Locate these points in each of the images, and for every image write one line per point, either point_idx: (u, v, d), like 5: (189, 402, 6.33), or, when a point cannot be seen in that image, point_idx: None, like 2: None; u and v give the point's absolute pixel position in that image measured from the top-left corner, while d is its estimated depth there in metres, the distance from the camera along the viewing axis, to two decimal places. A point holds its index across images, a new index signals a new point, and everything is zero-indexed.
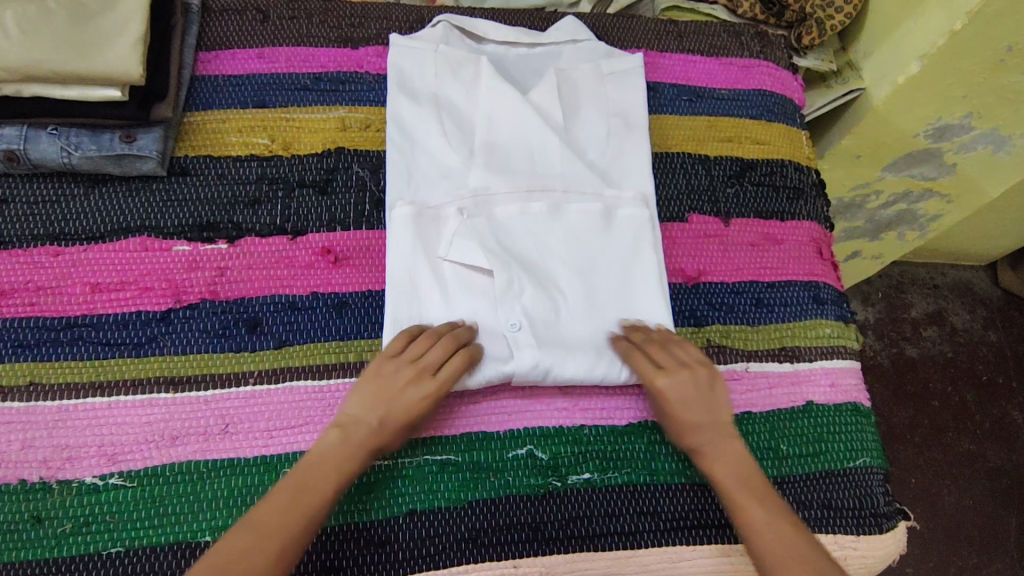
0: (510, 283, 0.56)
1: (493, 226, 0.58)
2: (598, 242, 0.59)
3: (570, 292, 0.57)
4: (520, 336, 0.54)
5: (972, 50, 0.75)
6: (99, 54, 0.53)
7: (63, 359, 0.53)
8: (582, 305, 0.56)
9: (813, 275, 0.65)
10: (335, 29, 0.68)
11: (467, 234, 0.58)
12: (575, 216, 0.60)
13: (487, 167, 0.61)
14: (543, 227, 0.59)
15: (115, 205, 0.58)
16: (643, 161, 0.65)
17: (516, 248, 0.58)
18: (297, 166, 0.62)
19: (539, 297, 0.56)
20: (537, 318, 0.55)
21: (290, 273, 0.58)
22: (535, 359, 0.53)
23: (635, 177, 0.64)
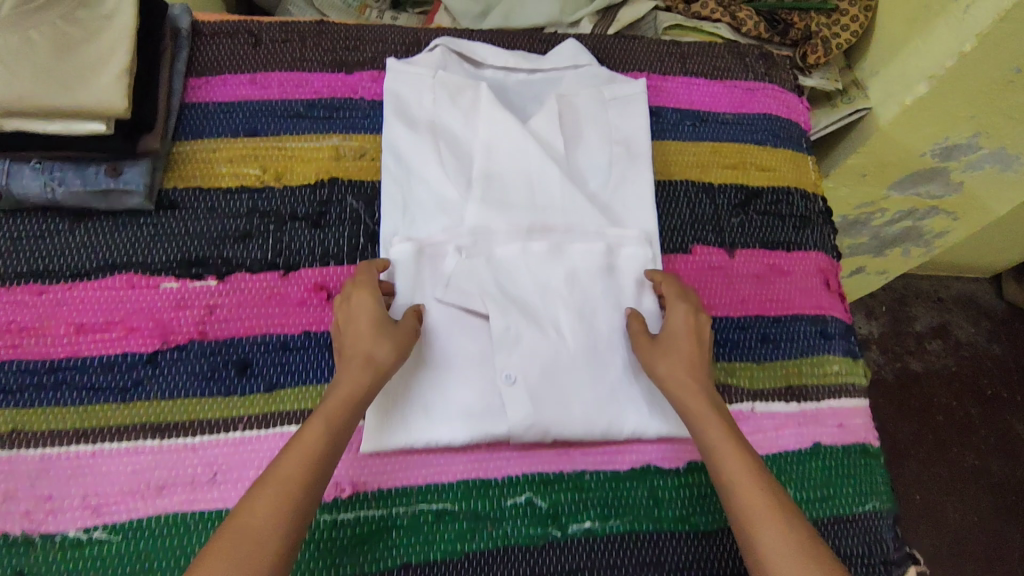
0: (508, 329, 0.55)
1: (491, 268, 0.58)
2: (598, 286, 0.59)
3: (569, 335, 0.57)
4: (516, 388, 0.54)
5: (982, 73, 0.72)
6: (82, 87, 0.51)
7: (46, 405, 0.51)
8: (579, 353, 0.56)
9: (821, 308, 0.63)
10: (329, 53, 0.66)
11: (464, 276, 0.57)
12: (574, 259, 0.59)
13: (485, 203, 0.60)
14: (542, 271, 0.58)
15: (101, 241, 0.56)
16: (645, 192, 0.63)
17: (514, 292, 0.57)
18: (289, 198, 0.60)
19: (536, 346, 0.55)
20: (533, 369, 0.55)
21: (281, 311, 0.56)
22: (530, 415, 0.53)
23: (637, 211, 0.63)
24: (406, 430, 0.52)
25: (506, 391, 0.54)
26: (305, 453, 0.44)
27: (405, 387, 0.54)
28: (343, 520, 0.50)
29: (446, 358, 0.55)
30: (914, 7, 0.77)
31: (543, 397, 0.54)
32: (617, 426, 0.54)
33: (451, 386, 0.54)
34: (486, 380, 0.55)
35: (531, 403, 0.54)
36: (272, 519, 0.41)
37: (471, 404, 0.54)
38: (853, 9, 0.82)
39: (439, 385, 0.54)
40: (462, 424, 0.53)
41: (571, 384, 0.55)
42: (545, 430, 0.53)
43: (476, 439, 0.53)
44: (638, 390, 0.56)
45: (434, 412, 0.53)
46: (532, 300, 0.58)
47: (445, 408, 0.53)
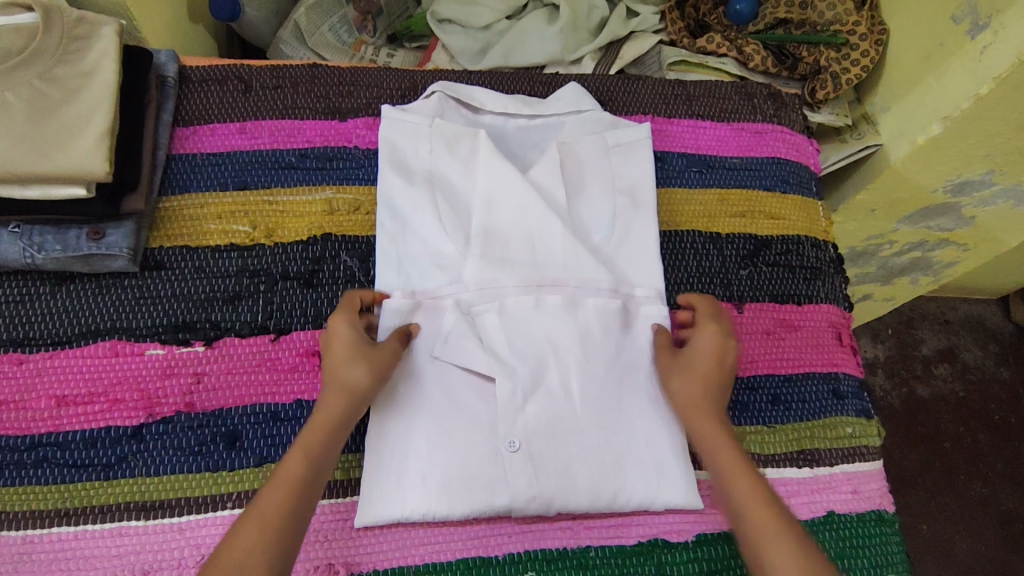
0: (512, 394, 0.52)
1: (495, 327, 0.55)
2: (608, 345, 0.55)
3: (579, 397, 0.53)
4: (520, 456, 0.51)
5: (998, 114, 0.69)
6: (62, 153, 0.49)
7: (26, 484, 0.49)
8: (588, 417, 0.53)
9: (833, 366, 0.61)
10: (322, 99, 0.64)
11: (466, 336, 0.54)
12: (585, 317, 0.56)
13: (484, 259, 0.57)
14: (547, 329, 0.55)
15: (84, 306, 0.54)
16: (650, 245, 0.60)
17: (518, 352, 0.54)
18: (280, 256, 0.57)
19: (541, 410, 0.53)
20: (537, 435, 0.52)
21: (271, 378, 0.53)
22: (534, 486, 0.50)
23: (642, 265, 0.60)
24: (403, 502, 0.49)
25: (509, 460, 0.51)
26: (286, 484, 0.42)
27: (401, 458, 0.51)
28: None
29: (446, 422, 0.51)
30: (927, 43, 0.75)
31: (548, 466, 0.51)
32: (625, 499, 0.52)
33: (451, 454, 0.50)
34: (488, 448, 0.51)
35: (535, 472, 0.51)
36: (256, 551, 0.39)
37: (472, 474, 0.50)
38: (864, 43, 0.80)
39: (437, 453, 0.50)
40: (462, 497, 0.50)
41: (578, 452, 0.52)
42: (549, 502, 0.50)
43: (475, 513, 0.50)
44: (648, 457, 0.53)
45: (433, 483, 0.50)
46: (537, 360, 0.54)
47: (444, 479, 0.50)
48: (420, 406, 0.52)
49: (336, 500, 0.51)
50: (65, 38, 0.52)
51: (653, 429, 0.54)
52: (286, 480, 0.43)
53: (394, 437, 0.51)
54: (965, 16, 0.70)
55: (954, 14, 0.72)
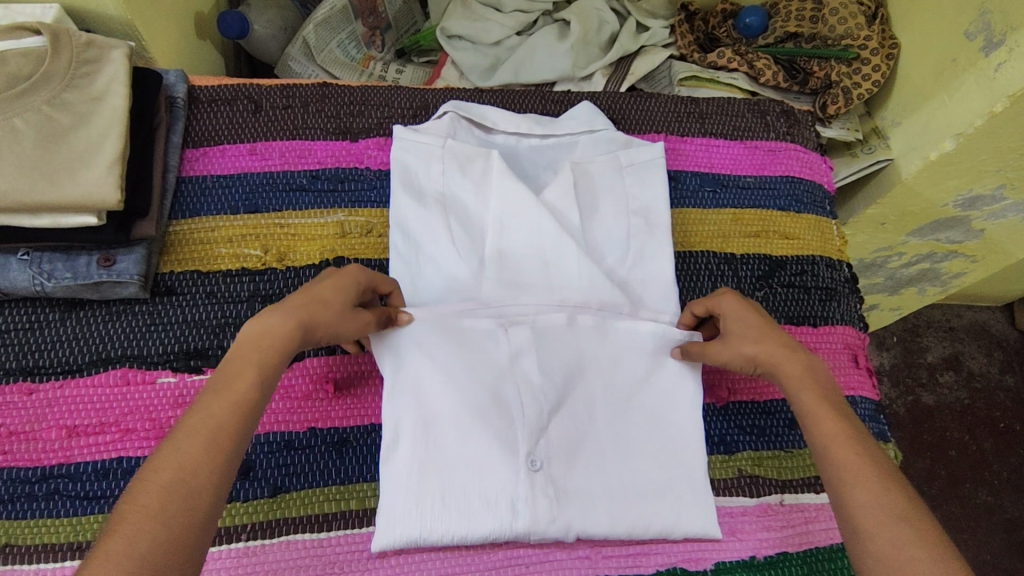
0: (539, 410, 0.51)
1: (534, 342, 0.54)
2: (637, 369, 0.55)
3: (598, 421, 0.53)
4: (542, 479, 0.50)
5: (1012, 130, 0.69)
6: (72, 180, 0.48)
7: (37, 517, 0.48)
8: (608, 442, 0.53)
9: (849, 389, 0.61)
10: (332, 119, 0.63)
11: (492, 344, 0.53)
12: (617, 338, 0.56)
13: (500, 283, 0.57)
14: (573, 347, 0.55)
15: (96, 334, 0.53)
16: (666, 268, 0.60)
17: (542, 378, 0.52)
18: (292, 280, 0.57)
19: (563, 432, 0.52)
20: (558, 455, 0.51)
21: (285, 406, 0.53)
22: (553, 510, 0.49)
23: (658, 285, 0.60)
24: (419, 521, 0.49)
25: (530, 480, 0.50)
26: (237, 402, 0.39)
27: (416, 470, 0.50)
28: None
29: (469, 446, 0.50)
30: (941, 58, 0.75)
31: (569, 492, 0.50)
32: (643, 526, 0.51)
33: (470, 470, 0.50)
34: (508, 463, 0.50)
35: (555, 495, 0.50)
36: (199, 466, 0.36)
37: (490, 492, 0.49)
38: (876, 58, 0.80)
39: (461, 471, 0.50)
40: (482, 516, 0.49)
41: (598, 477, 0.52)
42: (568, 529, 0.50)
43: (490, 535, 0.49)
44: (665, 484, 0.53)
45: (450, 502, 0.49)
46: (564, 385, 0.53)
47: (461, 494, 0.49)
48: (433, 419, 0.51)
49: (352, 531, 0.50)
50: (75, 61, 0.51)
51: (676, 455, 0.54)
52: (235, 395, 0.39)
53: (420, 452, 0.50)
54: (979, 31, 0.70)
55: (968, 30, 0.71)
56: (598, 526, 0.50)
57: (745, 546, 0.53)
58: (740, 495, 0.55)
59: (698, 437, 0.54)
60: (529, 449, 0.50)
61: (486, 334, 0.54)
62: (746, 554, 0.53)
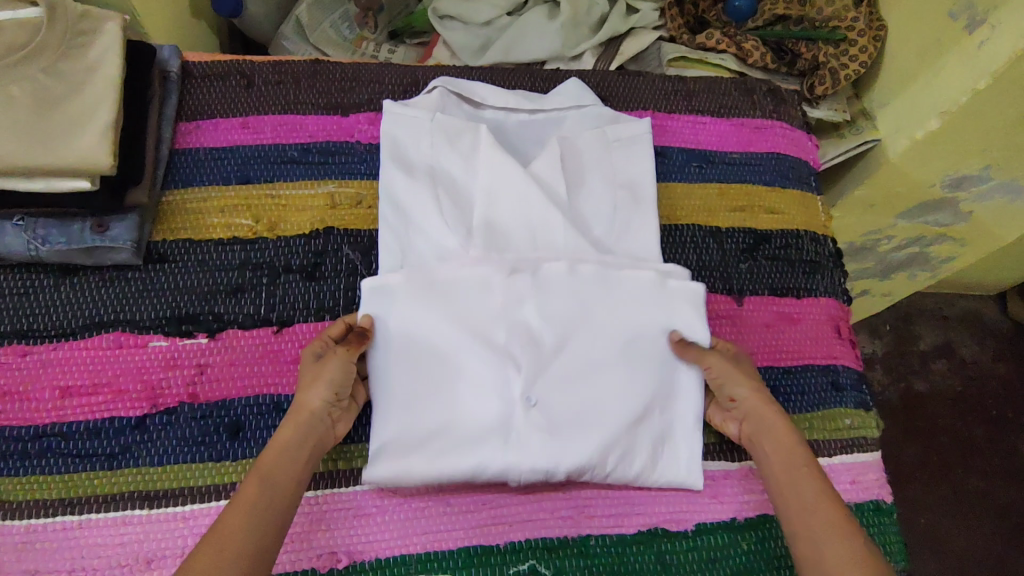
0: (533, 352, 0.52)
1: (532, 287, 0.54)
2: (639, 317, 0.55)
3: (599, 362, 0.53)
4: (536, 415, 0.51)
5: (995, 108, 0.70)
6: (67, 146, 0.49)
7: (31, 474, 0.49)
8: (608, 381, 0.53)
9: (832, 359, 0.62)
10: (324, 95, 0.64)
11: (491, 289, 0.54)
12: (617, 284, 0.55)
13: (487, 248, 0.57)
14: (573, 293, 0.55)
15: (89, 299, 0.54)
16: (651, 235, 0.61)
17: (539, 321, 0.54)
18: (282, 249, 0.58)
19: (559, 372, 0.52)
20: (552, 393, 0.52)
21: (274, 369, 0.54)
22: (547, 445, 0.50)
23: (645, 246, 0.61)
24: (412, 463, 0.50)
25: (524, 415, 0.51)
26: (264, 486, 0.43)
27: (408, 409, 0.52)
28: None
29: (460, 388, 0.52)
30: (925, 38, 0.76)
31: (564, 427, 0.51)
32: (634, 466, 0.52)
33: (462, 411, 0.51)
34: (501, 400, 0.51)
35: (548, 432, 0.51)
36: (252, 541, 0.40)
37: (483, 430, 0.51)
38: (862, 40, 0.81)
39: (454, 411, 0.51)
40: (476, 452, 0.50)
41: (595, 416, 0.52)
42: (560, 464, 0.50)
43: (483, 466, 0.50)
44: (661, 426, 0.54)
45: (442, 444, 0.51)
46: (563, 328, 0.53)
47: (454, 435, 0.51)
48: (427, 367, 0.53)
49: (340, 490, 0.51)
50: (69, 32, 0.52)
51: (674, 397, 0.54)
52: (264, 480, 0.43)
53: (415, 397, 0.52)
54: (962, 11, 0.71)
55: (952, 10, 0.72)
56: (591, 458, 0.50)
57: (726, 508, 0.55)
58: (720, 459, 0.56)
59: (698, 378, 0.54)
60: (523, 389, 0.51)
61: (484, 282, 0.55)
62: (726, 516, 0.54)
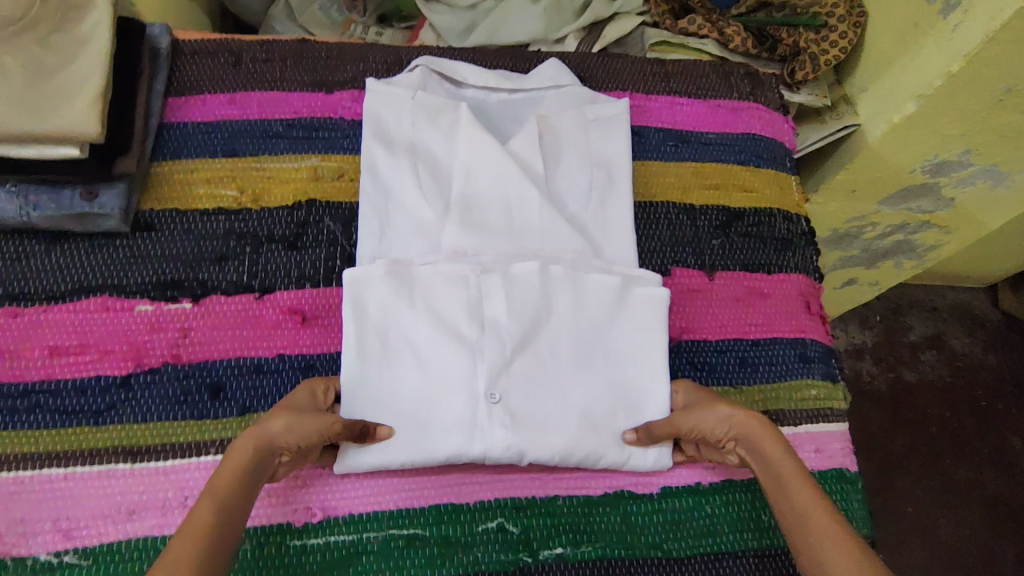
0: (501, 349, 0.53)
1: (503, 287, 0.55)
2: (603, 322, 0.56)
3: (564, 362, 0.54)
4: (501, 410, 0.52)
5: (970, 91, 0.71)
6: (57, 113, 0.51)
7: (19, 428, 0.51)
8: (570, 380, 0.54)
9: (800, 332, 0.63)
10: (310, 73, 0.66)
11: (461, 284, 0.55)
12: (585, 287, 0.56)
13: (462, 224, 0.59)
14: (542, 294, 0.55)
15: (78, 264, 0.56)
16: (625, 216, 0.62)
17: (509, 320, 0.54)
18: (266, 219, 0.60)
19: (524, 369, 0.53)
20: (517, 389, 0.53)
21: (255, 333, 0.56)
22: (510, 438, 0.51)
23: (616, 237, 0.62)
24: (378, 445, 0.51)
25: (488, 412, 0.52)
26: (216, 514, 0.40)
27: (379, 397, 0.53)
28: (313, 545, 0.50)
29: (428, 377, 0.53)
30: (903, 23, 0.77)
31: (527, 423, 0.52)
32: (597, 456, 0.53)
33: (428, 398, 0.53)
34: (467, 395, 0.52)
35: (512, 426, 0.52)
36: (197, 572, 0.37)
37: (448, 420, 0.52)
38: (843, 25, 0.82)
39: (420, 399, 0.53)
40: (440, 440, 0.51)
41: (558, 412, 0.53)
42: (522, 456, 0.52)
43: (448, 457, 0.51)
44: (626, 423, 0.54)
45: (409, 428, 0.52)
46: (530, 329, 0.54)
47: (420, 420, 0.52)
48: (397, 351, 0.54)
49: None
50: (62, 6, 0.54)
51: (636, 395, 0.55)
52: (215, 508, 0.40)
53: (383, 378, 0.53)
54: None
55: None
56: (551, 453, 0.52)
57: (691, 473, 0.56)
58: None
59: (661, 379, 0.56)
60: (488, 384, 0.52)
61: (456, 276, 0.55)
62: (691, 480, 0.56)
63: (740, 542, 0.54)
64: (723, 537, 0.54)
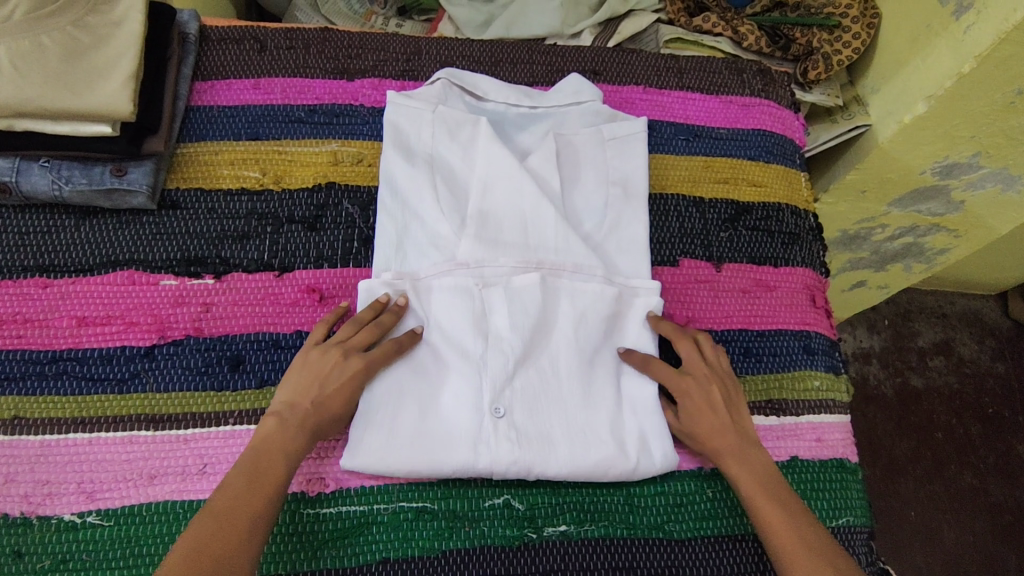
0: (504, 362, 0.55)
1: (505, 301, 0.57)
2: (600, 331, 0.58)
3: (567, 375, 0.56)
4: (506, 424, 0.53)
5: (981, 93, 0.72)
6: (91, 91, 0.53)
7: (47, 393, 0.53)
8: (574, 393, 0.55)
9: (804, 325, 0.64)
10: (331, 60, 0.68)
11: (468, 299, 0.57)
12: (581, 297, 0.58)
13: (477, 239, 0.59)
14: (544, 306, 0.57)
15: (105, 239, 0.58)
16: (638, 235, 0.62)
17: (511, 333, 0.56)
18: (287, 201, 0.62)
19: (527, 382, 0.55)
20: (521, 402, 0.54)
21: (275, 310, 0.58)
22: (515, 452, 0.52)
23: (630, 258, 0.62)
24: (383, 459, 0.52)
25: (494, 426, 0.53)
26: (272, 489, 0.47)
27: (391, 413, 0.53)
28: (325, 514, 0.52)
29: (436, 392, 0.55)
30: (916, 26, 0.78)
31: (530, 436, 0.53)
32: (603, 469, 0.54)
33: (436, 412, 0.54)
34: (473, 408, 0.54)
35: (517, 440, 0.53)
36: (242, 549, 0.44)
37: (454, 434, 0.53)
38: (856, 26, 0.84)
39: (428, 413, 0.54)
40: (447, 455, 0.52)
41: (562, 425, 0.54)
42: (528, 468, 0.53)
43: (455, 471, 0.52)
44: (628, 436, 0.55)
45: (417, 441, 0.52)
46: (532, 342, 0.56)
47: (427, 434, 0.53)
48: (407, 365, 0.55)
49: None
50: None
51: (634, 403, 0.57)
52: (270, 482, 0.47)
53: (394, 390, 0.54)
54: None
55: None
56: (554, 465, 0.53)
57: (694, 458, 0.57)
58: None
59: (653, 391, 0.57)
60: (493, 397, 0.54)
61: (463, 289, 0.57)
62: (694, 465, 0.57)
63: (740, 526, 0.56)
64: (724, 521, 0.56)
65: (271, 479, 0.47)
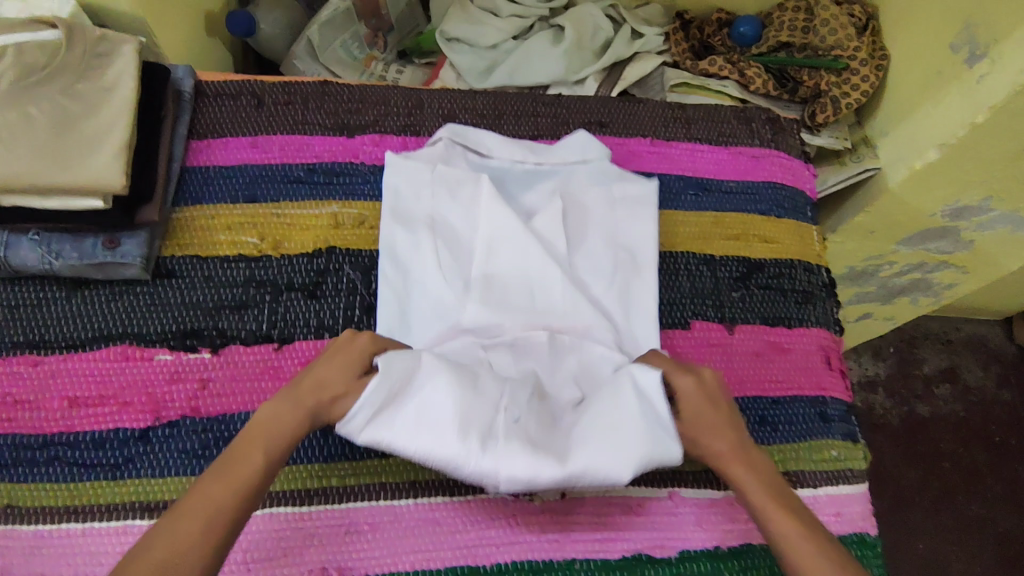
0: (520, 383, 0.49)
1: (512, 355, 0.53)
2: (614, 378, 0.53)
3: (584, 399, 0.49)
4: (518, 430, 0.44)
5: (995, 142, 0.70)
6: (81, 165, 0.51)
7: (37, 481, 0.51)
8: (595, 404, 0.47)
9: (819, 389, 0.63)
10: (330, 116, 0.66)
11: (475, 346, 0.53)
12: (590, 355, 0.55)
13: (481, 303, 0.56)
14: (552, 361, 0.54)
15: (97, 313, 0.56)
16: (649, 302, 0.61)
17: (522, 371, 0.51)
18: (286, 267, 0.60)
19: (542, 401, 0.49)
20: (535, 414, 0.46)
21: (274, 385, 0.56)
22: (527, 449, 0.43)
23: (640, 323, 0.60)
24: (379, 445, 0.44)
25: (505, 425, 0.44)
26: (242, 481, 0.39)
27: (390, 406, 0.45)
28: None
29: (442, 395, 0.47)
30: (927, 70, 0.77)
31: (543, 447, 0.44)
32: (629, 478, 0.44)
33: None
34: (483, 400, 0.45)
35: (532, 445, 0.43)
36: (197, 552, 0.36)
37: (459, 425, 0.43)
38: (863, 69, 0.82)
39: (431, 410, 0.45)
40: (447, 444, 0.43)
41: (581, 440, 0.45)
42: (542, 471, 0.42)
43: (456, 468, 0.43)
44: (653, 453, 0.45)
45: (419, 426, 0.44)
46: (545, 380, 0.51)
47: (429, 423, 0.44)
48: None
49: (332, 505, 0.53)
50: (88, 54, 0.54)
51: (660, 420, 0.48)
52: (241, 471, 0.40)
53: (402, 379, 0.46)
54: (963, 44, 0.72)
55: (953, 42, 0.73)
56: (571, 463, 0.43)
57: (710, 535, 0.56)
58: (706, 486, 0.57)
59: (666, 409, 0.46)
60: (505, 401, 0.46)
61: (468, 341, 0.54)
62: (711, 543, 0.56)
63: None
64: None
65: (243, 471, 0.40)
